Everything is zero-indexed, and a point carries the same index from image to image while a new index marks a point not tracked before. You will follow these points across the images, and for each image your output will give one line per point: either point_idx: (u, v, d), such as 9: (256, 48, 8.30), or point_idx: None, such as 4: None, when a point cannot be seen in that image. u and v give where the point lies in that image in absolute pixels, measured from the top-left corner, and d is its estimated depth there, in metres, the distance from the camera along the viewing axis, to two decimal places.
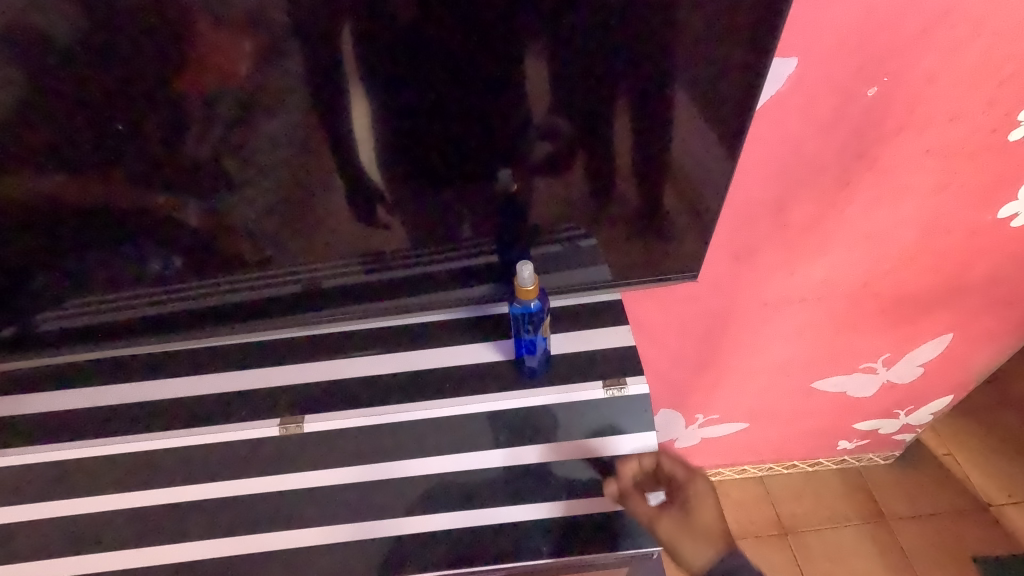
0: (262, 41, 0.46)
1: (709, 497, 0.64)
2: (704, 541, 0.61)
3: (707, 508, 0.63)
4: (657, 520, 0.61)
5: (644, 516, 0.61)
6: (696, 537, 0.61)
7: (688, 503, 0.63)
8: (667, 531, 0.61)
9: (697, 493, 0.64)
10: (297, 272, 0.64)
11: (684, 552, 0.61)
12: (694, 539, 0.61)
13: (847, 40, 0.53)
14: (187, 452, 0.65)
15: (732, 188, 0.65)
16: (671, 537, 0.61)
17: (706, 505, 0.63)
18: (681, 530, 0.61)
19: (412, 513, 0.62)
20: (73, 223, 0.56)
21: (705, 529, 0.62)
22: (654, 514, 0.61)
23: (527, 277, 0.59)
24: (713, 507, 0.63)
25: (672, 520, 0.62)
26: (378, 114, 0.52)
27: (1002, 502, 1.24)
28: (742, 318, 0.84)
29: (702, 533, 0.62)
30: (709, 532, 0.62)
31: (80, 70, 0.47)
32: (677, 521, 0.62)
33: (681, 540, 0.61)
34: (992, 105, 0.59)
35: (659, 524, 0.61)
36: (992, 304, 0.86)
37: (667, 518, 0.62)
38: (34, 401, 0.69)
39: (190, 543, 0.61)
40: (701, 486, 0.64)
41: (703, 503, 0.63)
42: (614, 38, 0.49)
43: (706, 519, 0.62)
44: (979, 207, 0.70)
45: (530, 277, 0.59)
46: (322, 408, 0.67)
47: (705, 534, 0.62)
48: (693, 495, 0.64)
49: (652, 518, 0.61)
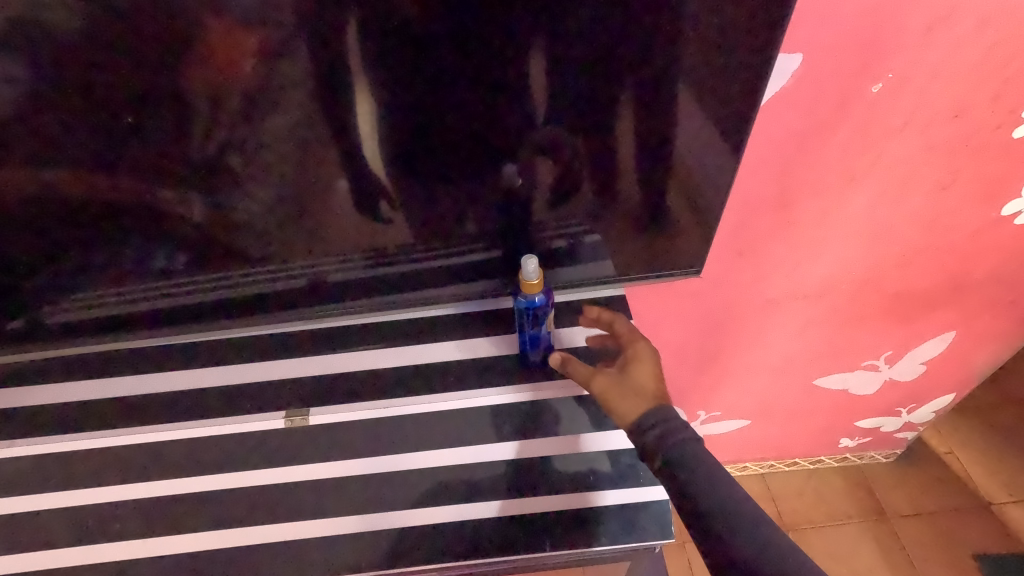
0: (269, 35, 0.46)
1: (649, 359, 0.61)
2: (632, 394, 0.58)
3: (647, 364, 0.60)
4: (593, 377, 0.61)
5: (582, 375, 0.62)
6: (627, 392, 0.58)
7: (629, 360, 0.62)
8: (601, 384, 0.60)
9: (637, 353, 0.62)
10: (302, 266, 0.64)
11: (616, 406, 0.58)
12: (625, 392, 0.58)
13: (852, 36, 0.53)
14: (193, 444, 0.66)
15: (736, 184, 0.65)
16: (603, 389, 0.60)
17: (645, 367, 0.60)
18: (614, 382, 0.60)
19: (418, 505, 0.61)
20: (80, 216, 0.56)
21: (638, 386, 0.58)
22: (589, 373, 0.62)
23: (532, 270, 0.60)
24: (651, 369, 0.60)
25: (608, 375, 0.60)
26: (384, 110, 0.52)
27: (1003, 501, 1.24)
28: (745, 314, 0.84)
29: (634, 388, 0.58)
30: (642, 388, 0.58)
31: (88, 63, 0.47)
32: (611, 376, 0.60)
33: (611, 392, 0.59)
34: (997, 102, 0.59)
35: (592, 381, 0.61)
36: (995, 302, 0.86)
37: (603, 374, 0.61)
38: (41, 393, 0.69)
39: (192, 535, 0.61)
40: (642, 351, 0.62)
41: (641, 362, 0.61)
42: (619, 34, 0.49)
43: (644, 380, 0.59)
44: (982, 204, 0.70)
45: (534, 271, 0.59)
46: (328, 401, 0.68)
47: (638, 388, 0.58)
48: (634, 354, 0.62)
49: (588, 375, 0.62)
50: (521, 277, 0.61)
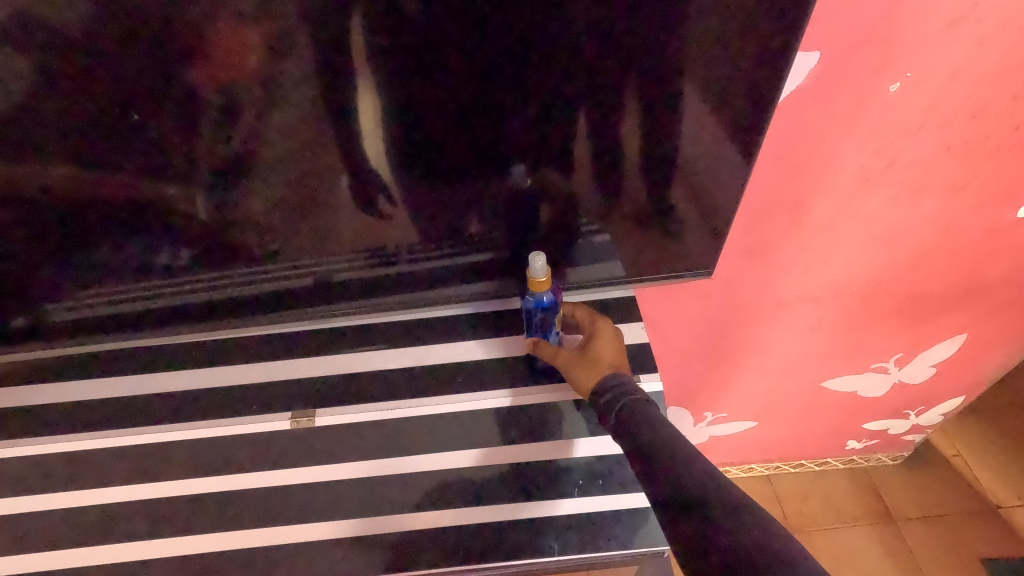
0: (275, 35, 0.46)
1: (608, 333, 0.64)
2: (588, 367, 0.61)
3: (605, 338, 0.63)
4: (556, 355, 0.64)
5: (546, 353, 0.65)
6: (585, 366, 0.61)
7: (590, 336, 0.64)
8: (563, 360, 0.63)
9: (597, 329, 0.64)
10: (306, 265, 0.63)
11: (576, 380, 0.62)
12: (584, 366, 0.61)
13: (871, 34, 0.52)
14: (198, 444, 0.65)
15: (749, 184, 0.64)
16: (566, 365, 0.63)
17: (603, 341, 0.63)
18: (575, 358, 0.63)
19: (425, 507, 0.61)
20: (84, 215, 0.56)
21: (595, 359, 0.61)
22: (553, 352, 0.64)
23: (540, 268, 0.59)
24: (609, 343, 0.62)
25: (569, 352, 0.63)
26: (391, 109, 0.51)
27: (1011, 504, 1.23)
28: (754, 316, 0.83)
29: (591, 360, 0.61)
30: (598, 360, 0.61)
31: (93, 60, 0.46)
32: (572, 352, 0.63)
33: (572, 368, 0.62)
34: (1017, 102, 0.58)
35: (556, 359, 0.64)
36: (1008, 304, 0.85)
37: (566, 352, 0.64)
38: (45, 392, 0.69)
39: (195, 536, 0.60)
40: (602, 326, 0.64)
41: (600, 337, 0.63)
42: (631, 33, 0.48)
43: (601, 353, 0.62)
44: (998, 206, 0.69)
45: (543, 269, 0.59)
46: (334, 401, 0.67)
47: (595, 361, 0.61)
48: (595, 330, 0.64)
49: (552, 354, 0.64)
50: (529, 275, 0.60)
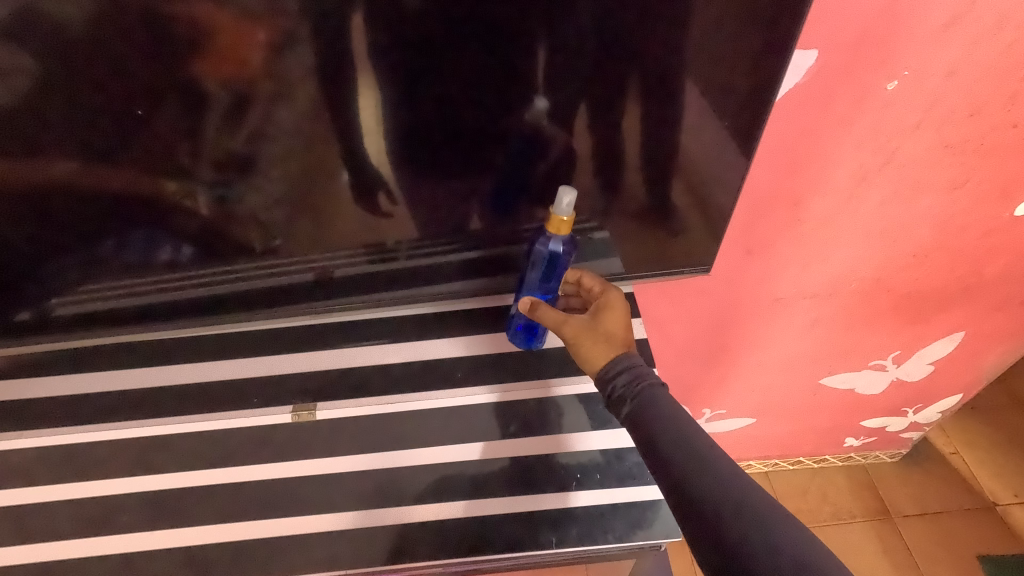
0: (277, 33, 0.46)
1: (620, 305, 0.62)
2: (602, 342, 0.58)
3: (617, 311, 0.61)
4: (564, 322, 0.60)
5: (552, 318, 0.61)
6: (597, 339, 0.59)
7: (601, 307, 0.62)
8: (572, 331, 0.60)
9: (608, 300, 0.62)
10: (307, 260, 0.64)
11: (587, 353, 0.59)
12: (596, 339, 0.59)
13: (869, 33, 0.53)
14: (199, 437, 0.66)
15: (748, 181, 0.65)
16: (575, 336, 0.60)
17: (614, 314, 0.61)
18: (586, 330, 0.60)
19: (424, 500, 0.61)
20: (87, 209, 0.56)
21: (607, 333, 0.59)
22: (561, 318, 0.61)
23: (566, 206, 0.56)
24: (620, 316, 0.60)
25: (578, 322, 0.60)
26: (393, 106, 0.52)
27: (1008, 502, 1.23)
28: (753, 312, 0.83)
29: (605, 335, 0.59)
30: (612, 335, 0.59)
31: (96, 56, 0.47)
32: (583, 322, 0.60)
33: (582, 340, 0.59)
34: (1014, 101, 0.58)
35: (563, 327, 0.60)
36: (1006, 302, 0.86)
37: (575, 321, 0.60)
38: (48, 384, 0.69)
39: (196, 527, 0.60)
40: (614, 297, 0.62)
41: (611, 309, 0.61)
42: (630, 32, 0.48)
43: (614, 327, 0.60)
44: (995, 204, 0.69)
45: (566, 206, 0.55)
46: (334, 395, 0.68)
47: (608, 336, 0.59)
48: (605, 301, 0.62)
49: (559, 321, 0.61)
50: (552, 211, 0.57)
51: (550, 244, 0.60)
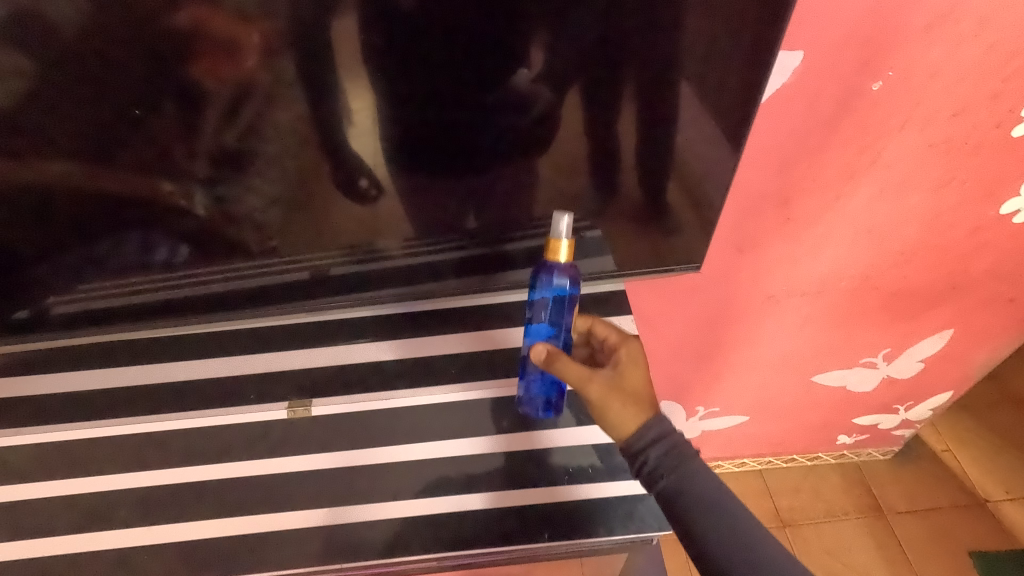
0: (271, 33, 0.47)
1: (642, 361, 0.56)
2: (633, 406, 0.52)
3: (641, 367, 0.56)
4: (588, 380, 0.53)
5: (574, 374, 0.54)
6: (625, 402, 0.53)
7: (622, 362, 0.56)
8: (600, 391, 0.53)
9: (630, 354, 0.57)
10: (302, 260, 0.65)
11: (615, 417, 0.52)
12: (626, 401, 0.53)
13: (853, 34, 0.54)
14: (196, 433, 0.66)
15: (737, 180, 0.66)
16: (602, 397, 0.53)
17: (639, 370, 0.55)
18: (614, 390, 0.53)
19: (418, 494, 0.62)
20: (83, 208, 0.57)
21: (634, 394, 0.53)
22: (585, 375, 0.54)
23: (563, 231, 0.56)
24: (645, 373, 0.55)
25: (605, 380, 0.54)
26: (385, 106, 0.52)
27: (999, 498, 1.25)
28: (744, 310, 0.84)
29: (633, 396, 0.53)
30: (639, 396, 0.53)
31: (93, 57, 0.47)
32: (608, 380, 0.54)
33: (611, 402, 0.53)
34: (996, 101, 0.60)
35: (588, 386, 0.53)
36: (993, 300, 0.87)
37: (601, 378, 0.54)
38: (45, 381, 0.70)
39: (192, 522, 0.61)
40: (635, 351, 0.57)
41: (635, 365, 0.56)
42: (618, 34, 0.49)
43: (639, 387, 0.54)
44: (980, 202, 0.70)
45: (563, 228, 0.55)
46: (329, 392, 0.69)
47: (636, 398, 0.53)
48: (627, 355, 0.57)
49: (583, 378, 0.54)
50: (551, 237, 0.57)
51: (554, 278, 0.58)
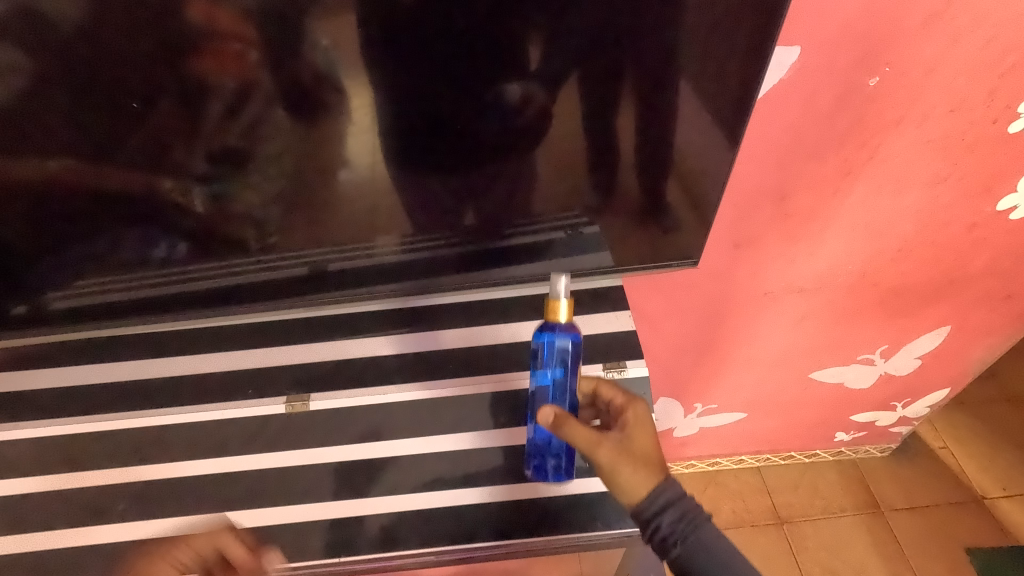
0: (269, 29, 0.47)
1: (648, 421, 0.58)
2: (642, 468, 0.54)
3: (648, 430, 0.57)
4: (597, 445, 0.55)
5: (583, 439, 0.55)
6: (635, 466, 0.54)
7: (629, 424, 0.57)
8: (609, 455, 0.54)
9: (636, 416, 0.58)
10: (300, 255, 0.65)
11: (626, 481, 0.54)
12: (636, 465, 0.54)
13: (849, 30, 0.54)
14: (194, 428, 0.66)
15: (735, 175, 0.66)
16: (612, 461, 0.54)
17: (647, 433, 0.57)
18: (623, 454, 0.55)
19: (416, 489, 0.62)
20: (82, 204, 0.57)
21: (643, 457, 0.55)
22: (594, 439, 0.55)
23: (558, 289, 0.60)
24: (653, 435, 0.57)
25: (614, 445, 0.55)
26: (384, 102, 0.52)
27: (996, 495, 1.25)
28: (741, 306, 0.84)
29: (642, 460, 0.55)
30: (647, 459, 0.55)
31: (92, 53, 0.47)
32: (616, 444, 0.55)
33: (622, 466, 0.54)
34: (992, 97, 0.60)
35: (598, 451, 0.55)
36: (990, 297, 0.87)
37: (610, 443, 0.55)
38: (44, 376, 0.70)
39: (191, 516, 0.61)
40: (641, 412, 0.58)
41: (643, 428, 0.57)
42: (616, 30, 0.49)
43: (647, 448, 0.56)
44: (977, 199, 0.71)
45: (557, 288, 0.59)
46: (327, 387, 0.69)
47: (645, 459, 0.55)
48: (634, 416, 0.58)
49: (592, 442, 0.55)
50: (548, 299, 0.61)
51: (555, 337, 0.61)
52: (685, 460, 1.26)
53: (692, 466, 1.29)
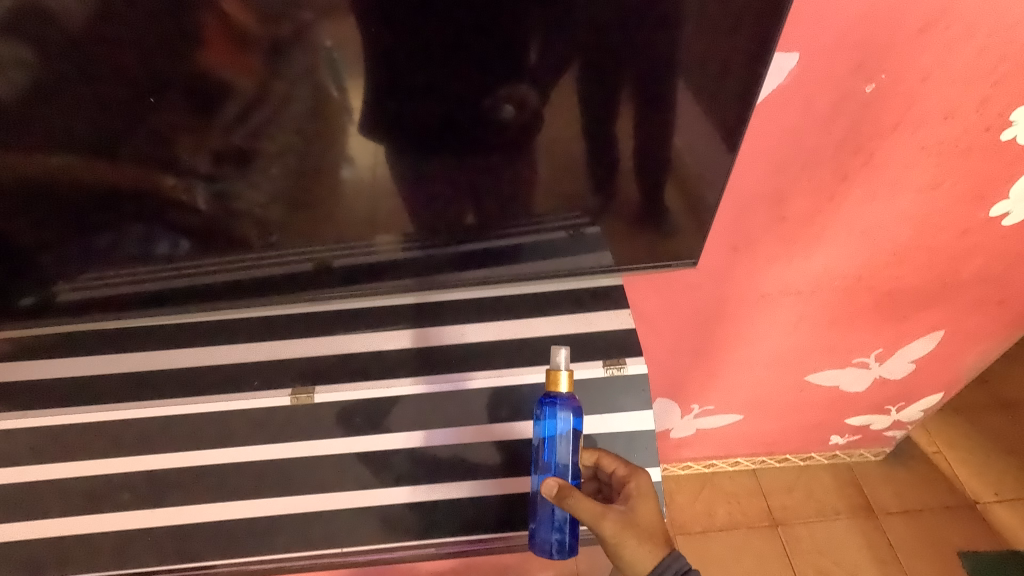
0: (279, 29, 0.48)
1: (651, 493, 0.59)
2: (647, 542, 0.56)
3: (651, 502, 0.58)
4: (602, 517, 0.55)
5: (588, 511, 0.55)
6: (639, 540, 0.56)
7: (632, 497, 0.58)
8: (613, 529, 0.55)
9: (639, 488, 0.59)
10: (303, 253, 0.66)
11: (631, 554, 0.56)
12: (640, 538, 0.56)
13: (847, 38, 0.55)
14: (198, 418, 0.67)
15: (734, 178, 0.67)
16: (616, 535, 0.55)
17: (650, 506, 0.58)
18: (626, 527, 0.56)
19: (418, 482, 0.63)
20: (89, 199, 0.58)
21: (647, 531, 0.57)
22: (598, 512, 0.55)
23: (561, 362, 0.57)
24: (654, 507, 0.58)
25: (618, 518, 0.56)
26: (391, 101, 0.53)
27: (989, 500, 1.26)
28: (738, 308, 0.86)
29: (646, 534, 0.56)
30: (651, 533, 0.57)
31: (104, 50, 0.48)
32: (621, 518, 0.56)
33: (625, 539, 0.56)
34: (986, 105, 0.61)
35: (602, 524, 0.55)
36: (983, 302, 0.89)
37: (614, 515, 0.56)
38: (51, 366, 0.71)
39: (197, 506, 0.62)
40: (644, 484, 0.59)
41: (645, 500, 0.58)
42: (619, 35, 0.50)
43: (649, 522, 0.57)
44: (971, 205, 0.72)
45: (559, 362, 0.57)
46: (331, 379, 0.69)
47: (647, 533, 0.57)
48: (637, 488, 0.59)
49: (596, 514, 0.55)
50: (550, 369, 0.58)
51: (558, 410, 0.58)
52: (681, 462, 1.27)
53: (688, 467, 1.30)
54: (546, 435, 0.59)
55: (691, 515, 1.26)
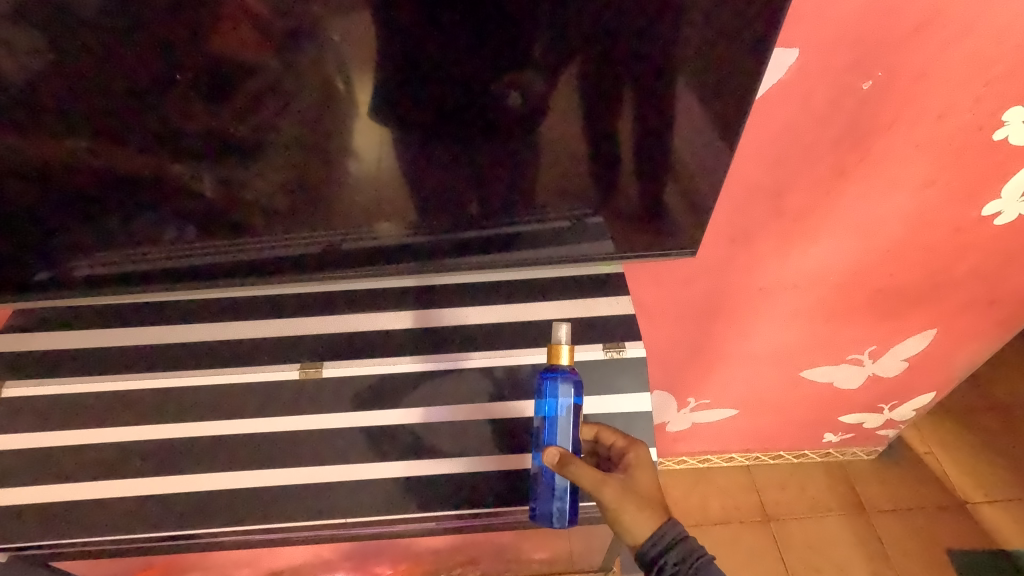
0: (294, 13, 0.49)
1: (649, 463, 0.61)
2: (646, 509, 0.58)
3: (649, 471, 0.60)
4: (603, 484, 0.57)
5: (589, 478, 0.57)
6: (639, 507, 0.58)
7: (631, 466, 0.60)
8: (614, 495, 0.57)
9: (638, 458, 0.60)
10: (312, 236, 0.67)
11: (630, 521, 0.57)
12: (639, 504, 0.58)
13: (845, 35, 0.57)
14: (206, 391, 0.69)
15: (734, 171, 0.69)
16: (616, 501, 0.57)
17: (649, 474, 0.60)
18: (626, 494, 0.58)
19: (419, 456, 0.65)
20: (102, 177, 0.59)
21: (646, 498, 0.58)
22: (600, 479, 0.57)
23: (563, 336, 0.60)
24: (652, 475, 0.60)
25: (618, 485, 0.58)
26: (400, 88, 0.55)
27: (979, 500, 1.28)
28: (737, 302, 0.87)
29: (645, 501, 0.58)
30: (650, 499, 0.59)
31: (124, 28, 0.49)
32: (621, 485, 0.58)
33: (625, 505, 0.57)
34: (979, 104, 0.63)
35: (604, 490, 0.57)
36: (974, 301, 0.90)
37: (614, 482, 0.58)
38: (65, 339, 0.72)
39: (203, 475, 0.64)
40: (642, 454, 0.61)
41: (643, 469, 0.60)
42: (622, 28, 0.52)
43: (647, 489, 0.59)
44: (965, 203, 0.74)
45: (563, 335, 0.60)
46: (338, 356, 0.71)
47: (646, 500, 0.58)
48: (636, 458, 0.60)
49: (598, 481, 0.57)
50: (552, 342, 0.61)
51: (559, 384, 0.60)
52: (676, 456, 1.29)
53: (683, 462, 1.32)
54: (546, 408, 0.60)
55: (685, 509, 1.28)
